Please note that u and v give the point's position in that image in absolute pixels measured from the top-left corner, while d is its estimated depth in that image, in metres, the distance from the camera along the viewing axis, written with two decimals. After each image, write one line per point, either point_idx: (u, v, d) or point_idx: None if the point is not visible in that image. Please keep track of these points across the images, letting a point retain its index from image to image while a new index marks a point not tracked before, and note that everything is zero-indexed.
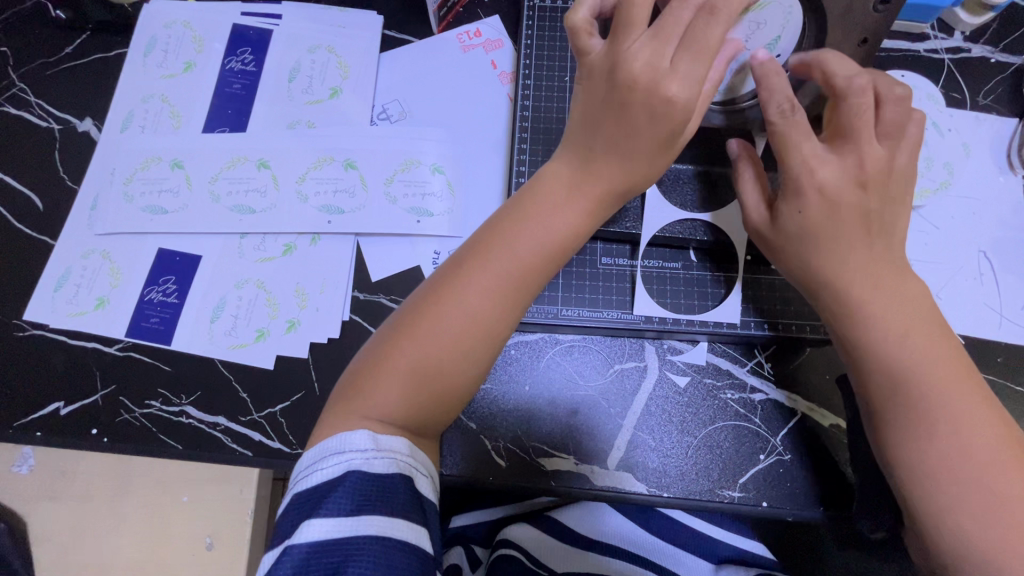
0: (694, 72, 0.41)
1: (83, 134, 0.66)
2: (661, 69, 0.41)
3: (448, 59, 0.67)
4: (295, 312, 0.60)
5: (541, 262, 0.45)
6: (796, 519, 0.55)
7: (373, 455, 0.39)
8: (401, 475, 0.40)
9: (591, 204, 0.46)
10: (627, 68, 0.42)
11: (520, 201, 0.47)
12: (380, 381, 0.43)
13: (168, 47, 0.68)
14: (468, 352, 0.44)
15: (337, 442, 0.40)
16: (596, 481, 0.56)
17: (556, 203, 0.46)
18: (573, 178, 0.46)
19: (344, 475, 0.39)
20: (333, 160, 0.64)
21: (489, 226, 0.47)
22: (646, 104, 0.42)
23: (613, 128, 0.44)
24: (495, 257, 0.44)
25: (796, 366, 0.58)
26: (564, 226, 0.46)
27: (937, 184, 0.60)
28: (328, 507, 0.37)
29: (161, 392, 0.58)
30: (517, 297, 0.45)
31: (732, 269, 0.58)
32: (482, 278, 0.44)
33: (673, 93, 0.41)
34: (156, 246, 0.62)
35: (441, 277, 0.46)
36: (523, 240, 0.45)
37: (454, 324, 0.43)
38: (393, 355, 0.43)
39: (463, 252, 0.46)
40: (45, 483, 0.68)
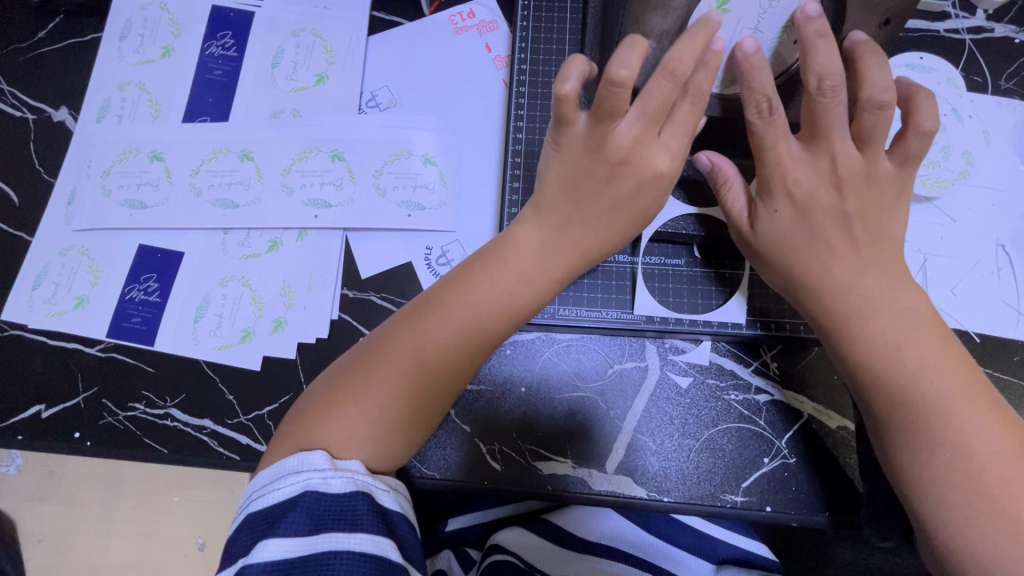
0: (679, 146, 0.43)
1: (58, 125, 0.63)
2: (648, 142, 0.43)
3: (440, 43, 0.64)
4: (281, 312, 0.57)
5: (511, 310, 0.44)
6: (800, 525, 0.53)
7: (330, 475, 0.38)
8: (360, 493, 0.38)
9: (562, 265, 0.46)
10: (614, 145, 0.43)
11: (487, 252, 0.46)
12: (330, 422, 0.41)
13: (145, 31, 0.64)
14: (427, 393, 0.42)
15: (294, 462, 0.38)
16: (594, 485, 0.54)
17: (523, 258, 0.45)
18: (543, 238, 0.45)
19: (300, 495, 0.37)
20: (319, 150, 0.61)
21: (456, 274, 0.46)
22: (634, 176, 0.44)
23: (597, 196, 0.44)
24: (457, 309, 0.43)
25: (803, 367, 0.55)
26: (537, 275, 0.45)
27: (956, 174, 0.57)
28: (284, 527, 0.36)
29: (145, 394, 0.56)
30: (483, 343, 0.44)
31: (737, 266, 0.56)
32: (448, 319, 0.43)
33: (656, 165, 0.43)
34: (136, 242, 0.59)
35: (402, 322, 0.44)
36: (493, 287, 0.44)
37: (417, 363, 0.42)
38: (346, 398, 0.41)
39: (430, 294, 0.45)
40: (32, 484, 0.66)
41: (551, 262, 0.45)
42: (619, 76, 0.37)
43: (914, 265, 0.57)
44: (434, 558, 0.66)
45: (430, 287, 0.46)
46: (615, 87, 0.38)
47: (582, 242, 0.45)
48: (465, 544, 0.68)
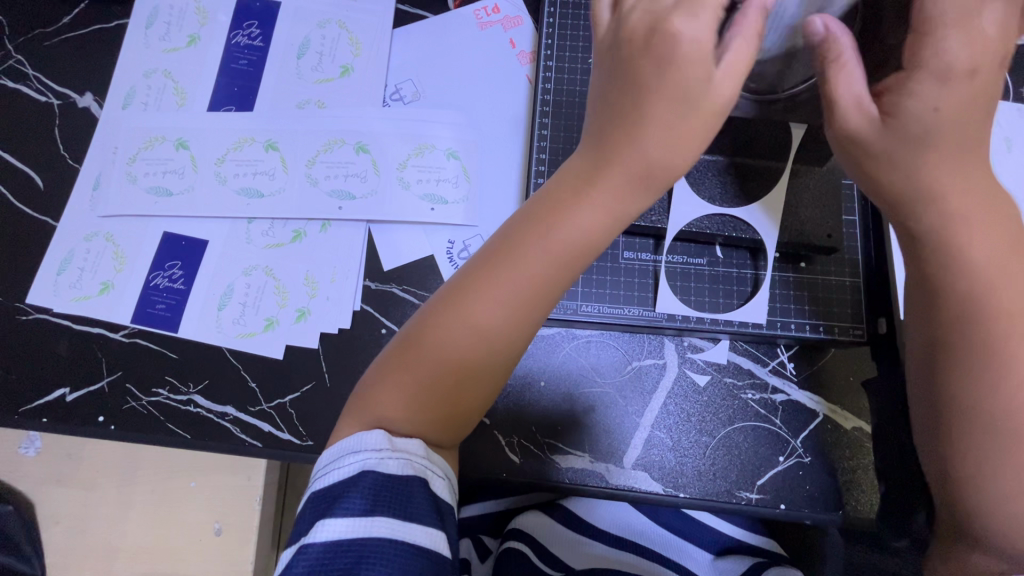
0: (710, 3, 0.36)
1: (83, 110, 0.63)
2: (668, 12, 0.36)
3: (465, 38, 0.64)
4: (304, 301, 0.58)
5: (565, 274, 0.40)
6: (813, 523, 0.54)
7: (387, 455, 0.38)
8: (416, 478, 0.38)
9: (603, 201, 0.39)
10: (633, 26, 0.38)
11: (537, 205, 0.40)
12: (379, 396, 0.41)
13: (171, 18, 0.65)
14: (478, 371, 0.41)
15: (353, 442, 0.39)
16: (611, 480, 0.55)
17: (566, 203, 0.39)
18: (582, 171, 0.39)
19: (359, 475, 0.37)
20: (344, 142, 0.61)
21: (504, 232, 0.41)
22: (655, 54, 0.37)
23: (635, 92, 0.38)
24: (506, 275, 0.40)
25: (821, 368, 0.56)
26: (587, 222, 0.39)
27: None
28: (342, 507, 0.36)
29: (168, 380, 0.57)
30: (527, 316, 0.41)
31: (759, 266, 0.56)
32: (496, 292, 0.40)
33: (688, 35, 0.36)
34: (161, 229, 0.60)
35: (452, 290, 0.42)
36: (541, 252, 0.39)
37: (464, 340, 0.40)
38: (395, 372, 0.41)
39: (475, 264, 0.42)
40: (51, 466, 0.67)
41: (599, 197, 0.39)
42: None
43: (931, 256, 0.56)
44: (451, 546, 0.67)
45: (480, 248, 0.42)
46: None
47: (629, 162, 0.38)
48: (479, 533, 0.69)
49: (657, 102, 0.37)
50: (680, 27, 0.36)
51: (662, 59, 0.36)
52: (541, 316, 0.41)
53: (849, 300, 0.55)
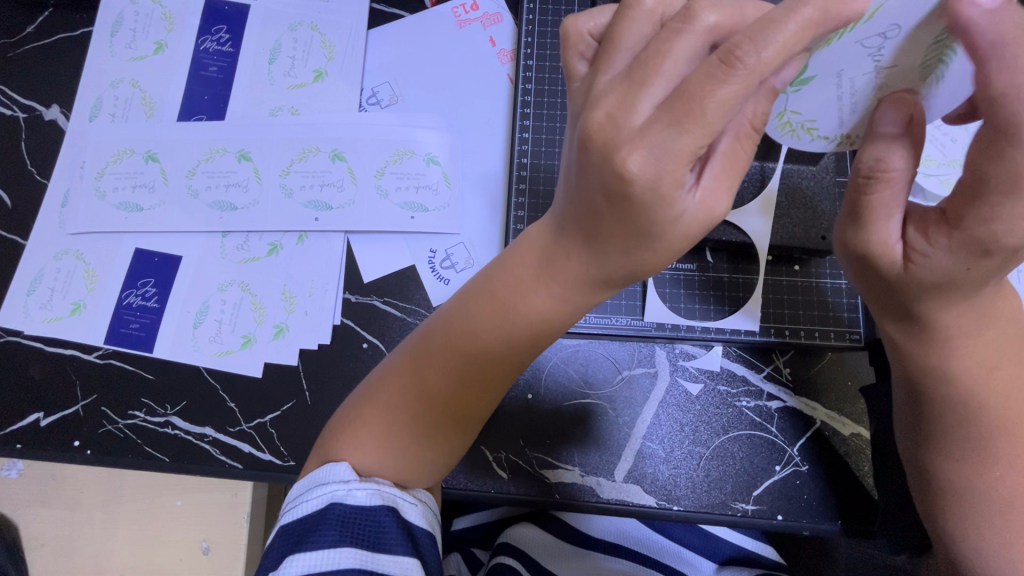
0: (664, 140, 0.28)
1: (50, 123, 0.61)
2: (624, 126, 0.29)
3: (443, 38, 0.61)
4: (283, 317, 0.56)
5: (525, 341, 0.40)
6: (812, 533, 0.52)
7: (356, 485, 0.36)
8: (386, 507, 0.36)
9: (563, 285, 0.38)
10: (587, 137, 0.30)
11: (501, 274, 0.40)
12: (346, 443, 0.39)
13: (137, 25, 0.62)
14: (446, 427, 0.40)
15: (323, 473, 0.37)
16: (602, 494, 0.53)
17: (527, 278, 0.39)
18: (545, 251, 0.38)
19: (326, 508, 0.36)
20: (319, 150, 0.59)
21: (469, 296, 0.41)
22: (602, 177, 0.31)
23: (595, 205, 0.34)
24: (472, 336, 0.39)
25: (817, 374, 0.54)
26: (545, 296, 0.39)
27: None
28: (309, 540, 0.34)
29: (145, 402, 0.55)
30: (496, 377, 0.40)
31: (752, 271, 0.54)
32: (460, 354, 0.39)
33: (633, 168, 0.29)
34: (132, 246, 0.58)
35: (421, 341, 0.41)
36: (498, 321, 0.39)
37: (432, 396, 0.40)
38: (364, 420, 0.40)
39: (443, 318, 0.41)
40: (34, 489, 0.66)
41: (559, 286, 0.38)
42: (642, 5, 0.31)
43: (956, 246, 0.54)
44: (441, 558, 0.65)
45: (446, 306, 0.42)
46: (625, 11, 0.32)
47: (588, 265, 0.37)
48: (471, 544, 0.68)
49: (606, 223, 0.33)
50: (631, 163, 0.29)
51: (615, 193, 0.31)
52: (509, 376, 0.41)
53: (844, 303, 0.53)
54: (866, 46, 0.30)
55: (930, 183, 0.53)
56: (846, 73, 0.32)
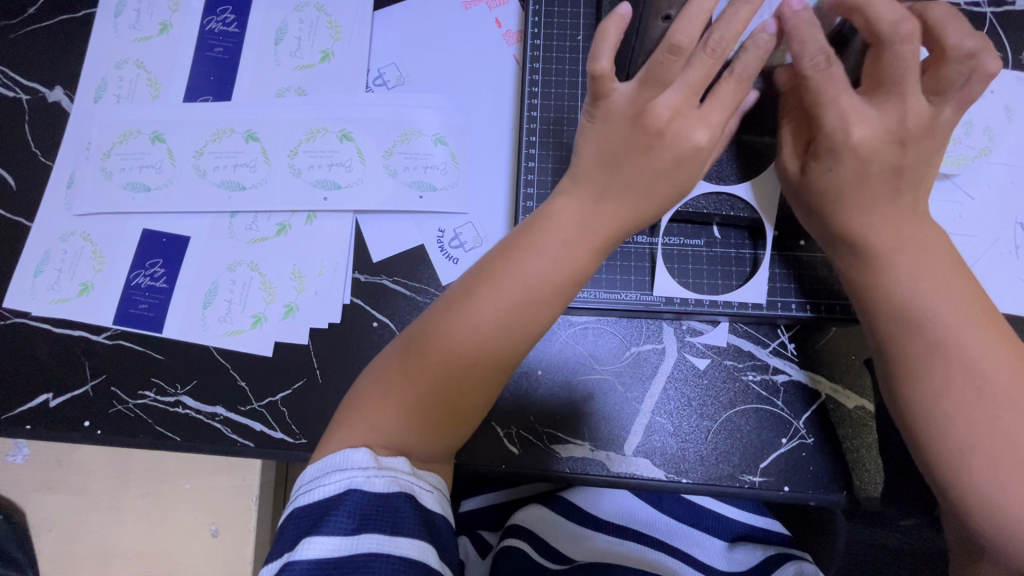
0: (718, 118, 0.42)
1: (54, 105, 0.60)
2: (687, 115, 0.42)
3: (449, 19, 0.61)
4: (292, 296, 0.56)
5: (547, 304, 0.42)
6: (818, 504, 0.53)
7: (374, 474, 0.37)
8: (402, 495, 0.38)
9: (603, 237, 0.43)
10: (652, 117, 0.42)
11: (535, 224, 0.44)
12: (381, 399, 0.41)
13: (140, 6, 0.62)
14: (480, 375, 0.41)
15: (339, 459, 0.38)
16: (612, 468, 0.54)
17: (566, 233, 0.43)
18: (585, 208, 0.43)
19: (344, 493, 0.37)
20: (327, 130, 0.59)
21: (503, 246, 0.44)
22: (672, 150, 0.42)
23: (643, 151, 0.42)
24: (505, 282, 0.41)
25: (822, 348, 0.55)
26: (578, 248, 0.43)
27: (977, 151, 0.57)
28: (327, 524, 0.35)
29: (155, 382, 0.55)
30: (532, 324, 0.42)
31: (758, 245, 0.55)
32: (480, 323, 0.41)
33: (698, 138, 0.42)
34: (140, 226, 0.58)
35: (452, 295, 0.43)
36: (520, 287, 0.41)
37: (467, 344, 0.41)
38: (397, 375, 0.41)
39: (476, 271, 0.43)
40: (41, 474, 0.66)
41: (599, 231, 0.43)
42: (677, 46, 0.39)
43: (953, 226, 0.57)
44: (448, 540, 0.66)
45: (479, 260, 0.44)
46: (662, 50, 0.38)
47: (624, 210, 0.43)
48: (479, 527, 0.68)
49: (661, 183, 0.43)
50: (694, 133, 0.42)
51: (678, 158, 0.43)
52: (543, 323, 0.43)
53: None
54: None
55: None
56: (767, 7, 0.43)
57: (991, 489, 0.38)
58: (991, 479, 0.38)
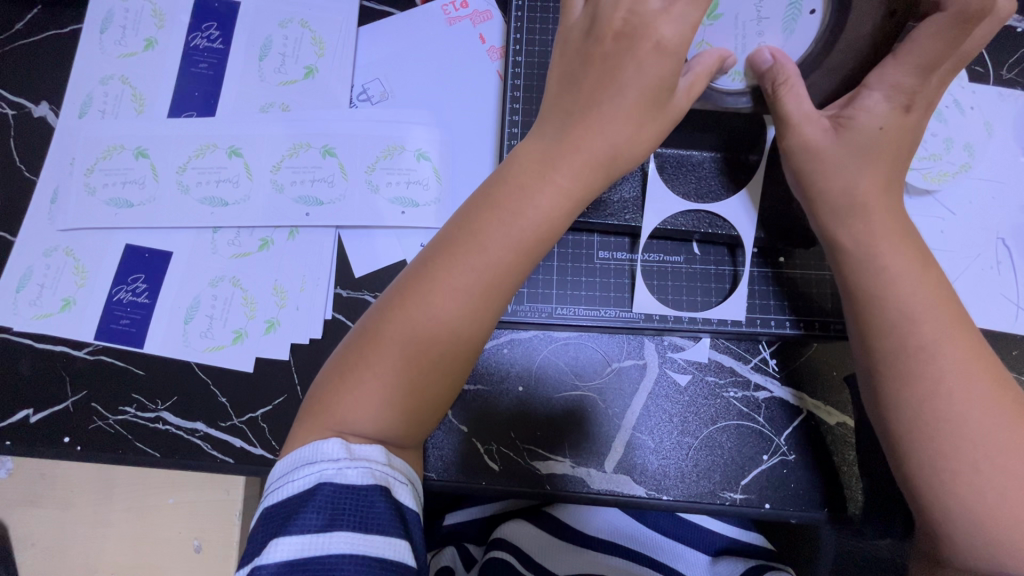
0: (687, 11, 0.38)
1: (39, 120, 0.61)
2: (648, 11, 0.39)
3: (432, 34, 0.62)
4: (274, 312, 0.56)
5: (513, 271, 0.41)
6: (799, 521, 0.53)
7: (346, 465, 0.36)
8: (376, 487, 0.36)
9: (570, 184, 0.41)
10: (609, 23, 0.40)
11: (498, 185, 0.41)
12: (346, 390, 0.39)
13: (126, 22, 0.62)
14: (449, 354, 0.40)
15: (308, 452, 0.37)
16: (592, 484, 0.54)
17: (531, 187, 0.41)
18: (548, 155, 0.41)
19: (316, 487, 0.36)
20: (310, 146, 0.59)
21: (463, 217, 0.41)
22: (635, 56, 0.39)
23: (600, 85, 0.40)
24: (469, 254, 0.40)
25: (803, 365, 0.55)
26: (542, 201, 0.40)
27: (958, 166, 0.57)
28: (297, 523, 0.34)
29: (136, 398, 0.55)
30: (500, 293, 0.40)
31: (738, 262, 0.55)
32: (445, 308, 0.39)
33: (664, 33, 0.39)
34: (123, 242, 0.58)
35: (413, 276, 0.41)
36: (484, 256, 0.40)
37: (433, 324, 0.39)
38: (359, 365, 0.39)
39: (436, 248, 0.41)
40: (23, 489, 0.65)
41: (563, 177, 0.40)
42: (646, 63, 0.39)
43: (935, 241, 0.57)
44: (432, 553, 0.65)
45: (439, 234, 0.42)
46: None
47: (590, 144, 0.40)
48: (463, 540, 0.68)
49: (627, 93, 0.40)
50: (661, 26, 0.38)
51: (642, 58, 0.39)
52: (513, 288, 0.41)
53: (828, 293, 0.54)
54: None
55: (913, 177, 0.57)
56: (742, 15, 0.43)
57: (969, 500, 0.37)
58: (971, 487, 0.37)
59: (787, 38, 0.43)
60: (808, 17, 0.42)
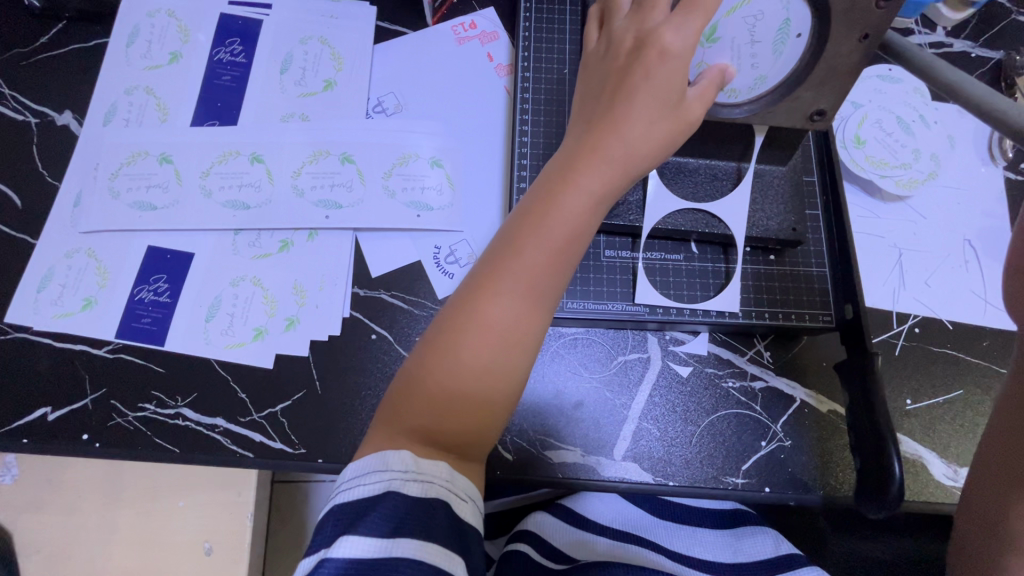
0: (687, 25, 0.43)
1: (62, 128, 0.63)
2: (653, 28, 0.44)
3: (444, 52, 0.66)
4: (293, 310, 0.58)
5: (552, 278, 0.44)
6: (797, 504, 0.56)
7: (411, 477, 0.39)
8: (439, 501, 0.39)
9: (597, 190, 0.44)
10: (620, 43, 0.45)
11: (533, 200, 0.45)
12: (411, 399, 0.42)
13: (152, 37, 0.65)
14: (499, 358, 0.43)
15: (378, 460, 0.40)
16: (602, 472, 0.56)
17: (562, 196, 0.43)
18: (575, 164, 0.44)
19: (383, 494, 0.38)
20: (329, 153, 0.62)
21: (505, 231, 0.45)
22: (643, 69, 0.44)
23: (619, 94, 0.44)
24: (514, 267, 0.43)
25: (796, 355, 0.59)
26: (576, 210, 0.43)
27: (925, 175, 0.63)
28: (365, 525, 0.37)
29: (155, 394, 0.56)
30: (543, 298, 0.44)
31: (731, 259, 0.59)
32: (493, 319, 0.43)
33: (668, 43, 0.43)
34: (145, 244, 0.60)
35: (465, 291, 0.44)
36: (526, 264, 0.43)
37: (483, 331, 0.42)
38: (422, 374, 0.43)
39: (484, 263, 0.45)
40: (26, 495, 0.64)
41: (587, 181, 0.44)
42: (653, 70, 0.43)
43: (907, 242, 0.62)
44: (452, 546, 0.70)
45: (487, 249, 0.45)
46: None
47: (609, 148, 0.44)
48: None
49: (639, 100, 0.44)
50: (667, 39, 0.43)
51: (650, 68, 0.43)
52: (554, 295, 0.44)
53: (816, 288, 0.58)
54: (747, 21, 0.47)
55: (886, 184, 0.62)
56: (737, 40, 0.47)
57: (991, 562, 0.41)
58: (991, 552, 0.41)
59: (778, 59, 0.48)
60: (795, 40, 0.46)
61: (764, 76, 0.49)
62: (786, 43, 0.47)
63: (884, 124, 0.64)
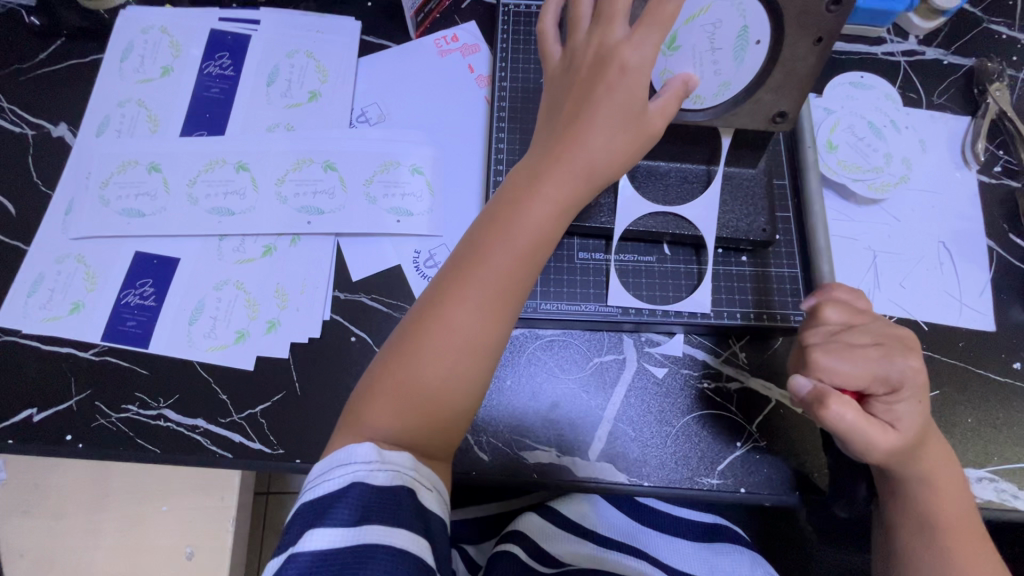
0: (647, 38, 0.45)
1: (57, 140, 0.65)
2: (613, 41, 0.45)
3: (426, 64, 0.69)
4: (275, 313, 0.60)
5: (517, 283, 0.45)
6: (772, 504, 0.56)
7: (376, 466, 0.39)
8: (404, 488, 0.40)
9: (560, 198, 0.45)
10: (582, 55, 0.47)
11: (498, 206, 0.46)
12: (376, 402, 0.43)
13: (145, 52, 0.68)
14: (463, 361, 0.44)
15: (342, 454, 0.40)
16: (577, 473, 0.56)
17: (526, 203, 0.45)
18: (539, 173, 0.45)
19: (348, 487, 0.39)
20: (312, 161, 0.64)
21: (471, 237, 0.46)
22: (605, 80, 0.45)
23: (581, 103, 0.46)
24: (479, 272, 0.44)
25: (771, 356, 0.60)
26: (540, 217, 0.45)
27: (898, 177, 0.64)
28: (331, 517, 0.38)
29: (139, 396, 0.57)
30: (507, 302, 0.45)
31: (702, 260, 0.60)
32: (457, 324, 0.43)
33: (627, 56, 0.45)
34: (133, 250, 0.62)
35: (431, 295, 0.45)
36: (490, 269, 0.44)
37: (447, 334, 0.43)
38: (387, 377, 0.43)
39: (449, 268, 0.45)
40: (12, 498, 0.65)
41: (550, 189, 0.45)
42: (614, 81, 0.45)
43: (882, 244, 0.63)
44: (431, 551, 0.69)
45: (452, 255, 0.46)
46: None
47: (572, 158, 0.45)
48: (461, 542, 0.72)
49: (601, 111, 0.45)
50: (627, 52, 0.45)
51: (611, 80, 0.45)
52: (519, 299, 0.45)
53: (787, 288, 0.59)
54: (706, 30, 0.48)
55: (858, 187, 0.63)
56: (698, 48, 0.49)
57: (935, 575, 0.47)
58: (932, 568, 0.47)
59: (739, 65, 0.49)
60: (755, 47, 0.48)
61: (727, 82, 0.50)
62: (746, 49, 0.48)
63: (854, 128, 0.65)
